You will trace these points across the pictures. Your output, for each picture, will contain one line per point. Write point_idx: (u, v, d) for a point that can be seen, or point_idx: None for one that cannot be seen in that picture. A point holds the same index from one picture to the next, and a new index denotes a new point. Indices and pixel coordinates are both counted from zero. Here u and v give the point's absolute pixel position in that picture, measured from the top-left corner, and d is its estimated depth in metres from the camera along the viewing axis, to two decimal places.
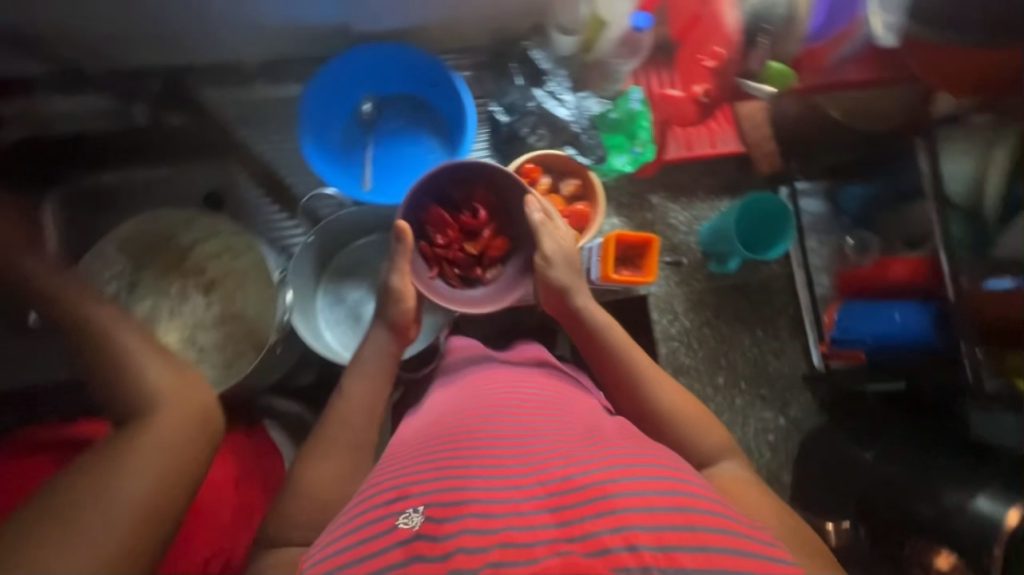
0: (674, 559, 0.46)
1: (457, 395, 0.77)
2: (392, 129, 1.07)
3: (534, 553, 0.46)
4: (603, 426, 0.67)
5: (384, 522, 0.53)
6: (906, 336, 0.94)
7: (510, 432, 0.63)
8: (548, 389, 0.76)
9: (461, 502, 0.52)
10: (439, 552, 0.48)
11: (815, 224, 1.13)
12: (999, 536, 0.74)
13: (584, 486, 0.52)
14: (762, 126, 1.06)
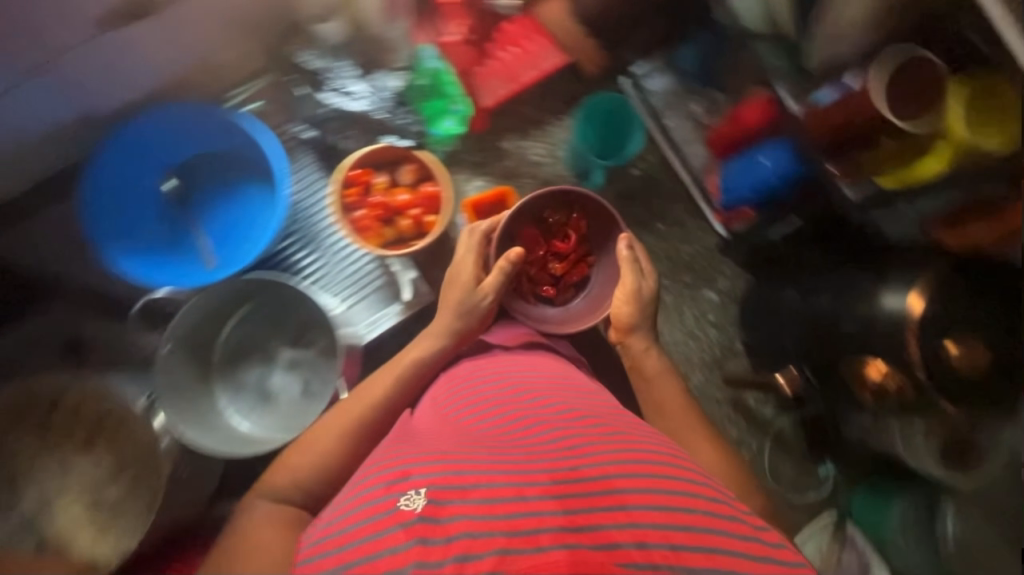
0: (678, 558, 0.50)
1: (456, 384, 0.78)
2: (205, 196, 0.98)
3: (539, 540, 0.47)
4: (606, 406, 0.71)
5: (383, 504, 0.54)
6: (775, 174, 0.94)
7: (516, 423, 0.65)
8: (546, 371, 0.78)
9: (464, 487, 0.53)
10: (440, 536, 0.50)
11: (668, 100, 1.08)
12: (906, 322, 0.76)
13: (594, 479, 0.54)
14: (569, 26, 0.99)
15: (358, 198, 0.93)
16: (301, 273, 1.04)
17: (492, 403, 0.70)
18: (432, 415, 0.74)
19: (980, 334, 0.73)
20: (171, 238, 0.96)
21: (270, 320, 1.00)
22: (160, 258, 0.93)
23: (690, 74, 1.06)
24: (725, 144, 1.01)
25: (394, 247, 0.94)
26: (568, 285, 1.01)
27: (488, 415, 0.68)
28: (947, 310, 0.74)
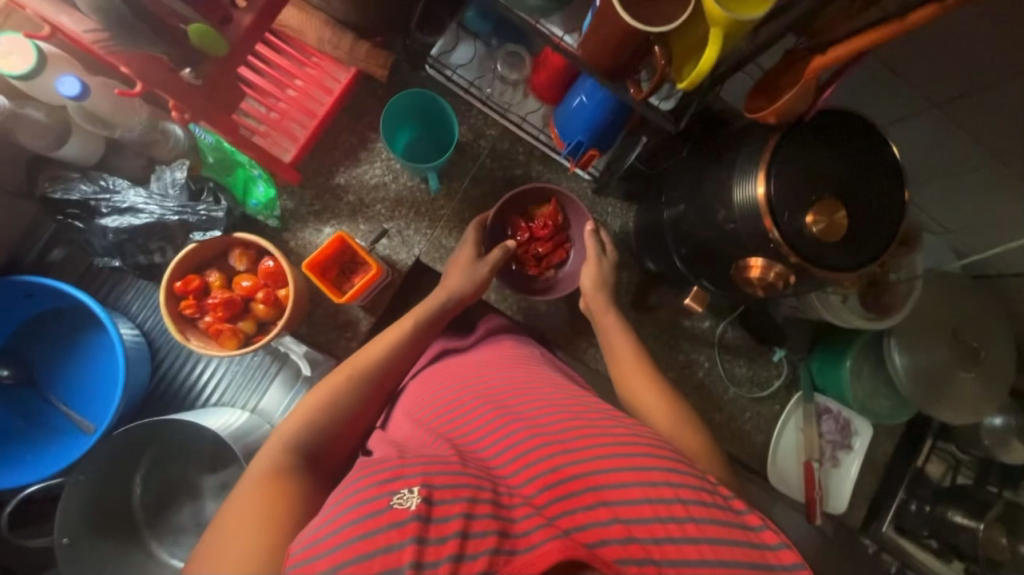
0: (665, 552, 0.47)
1: (426, 395, 0.73)
2: (46, 367, 0.91)
3: (531, 540, 0.45)
4: (576, 397, 0.68)
5: (375, 504, 0.46)
6: (601, 109, 0.89)
7: (494, 421, 0.61)
8: (514, 370, 0.74)
9: (458, 486, 0.48)
10: (436, 536, 0.44)
11: (477, 69, 1.00)
12: (760, 211, 0.73)
13: (576, 477, 0.51)
14: (337, 39, 0.92)
15: (197, 307, 0.86)
16: (188, 395, 0.98)
17: (468, 405, 0.65)
18: (404, 429, 0.68)
19: (828, 195, 0.72)
20: (27, 423, 0.88)
21: (175, 456, 0.94)
22: (29, 449, 0.87)
23: (486, 33, 0.98)
24: (550, 89, 0.97)
25: (259, 337, 0.89)
26: (550, 264, 1.05)
27: (465, 417, 0.63)
28: (790, 186, 0.72)
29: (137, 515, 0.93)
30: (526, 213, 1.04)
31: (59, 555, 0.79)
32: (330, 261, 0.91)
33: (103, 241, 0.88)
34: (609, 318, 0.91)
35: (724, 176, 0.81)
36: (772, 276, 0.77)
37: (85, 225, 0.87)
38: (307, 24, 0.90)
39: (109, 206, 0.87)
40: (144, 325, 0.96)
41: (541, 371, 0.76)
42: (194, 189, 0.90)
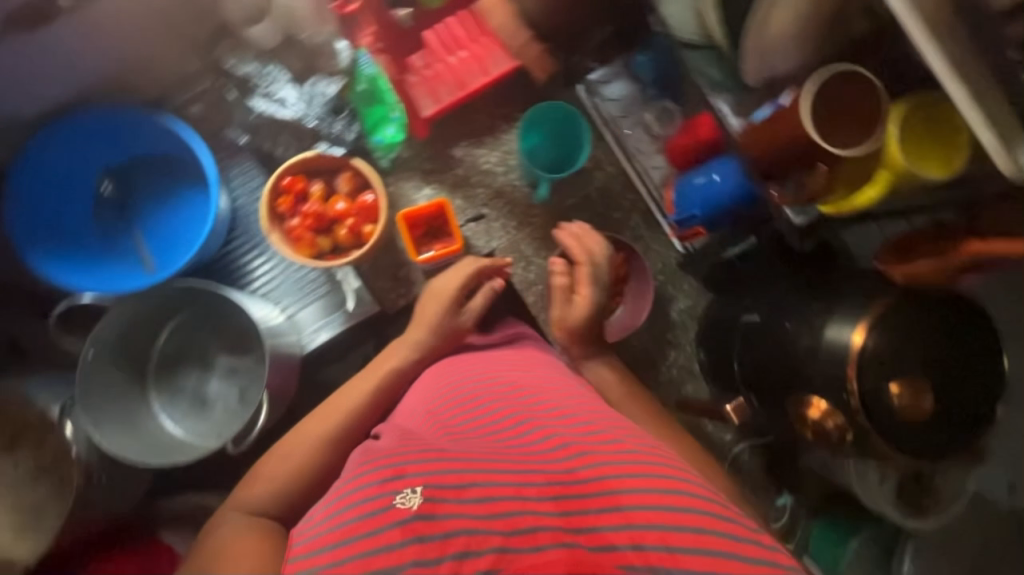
0: (676, 559, 0.49)
1: (437, 381, 0.76)
2: (142, 199, 0.97)
3: (537, 541, 0.49)
4: (594, 401, 0.69)
5: (380, 501, 0.52)
6: (728, 195, 0.89)
7: (507, 416, 0.64)
8: (534, 367, 0.75)
9: (461, 486, 0.53)
10: (438, 533, 0.50)
11: (625, 108, 1.03)
12: (846, 359, 0.71)
13: (589, 480, 0.54)
14: (516, 30, 0.94)
15: (292, 206, 0.91)
16: (246, 279, 1.03)
17: (482, 395, 0.68)
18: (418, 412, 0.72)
19: (923, 374, 0.69)
20: (107, 240, 0.95)
21: (207, 326, 0.99)
22: (91, 258, 0.93)
23: (649, 81, 1.00)
24: (682, 158, 0.95)
25: (330, 257, 0.92)
26: None
27: (476, 406, 0.67)
28: (890, 349, 0.69)
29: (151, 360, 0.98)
30: None
31: (80, 367, 0.85)
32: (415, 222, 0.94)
33: (245, 117, 0.98)
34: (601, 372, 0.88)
35: (815, 311, 0.78)
36: (830, 424, 0.74)
37: (236, 96, 0.95)
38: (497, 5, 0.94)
39: (264, 90, 0.94)
40: (235, 202, 1.01)
41: (565, 368, 0.78)
42: (336, 107, 0.95)
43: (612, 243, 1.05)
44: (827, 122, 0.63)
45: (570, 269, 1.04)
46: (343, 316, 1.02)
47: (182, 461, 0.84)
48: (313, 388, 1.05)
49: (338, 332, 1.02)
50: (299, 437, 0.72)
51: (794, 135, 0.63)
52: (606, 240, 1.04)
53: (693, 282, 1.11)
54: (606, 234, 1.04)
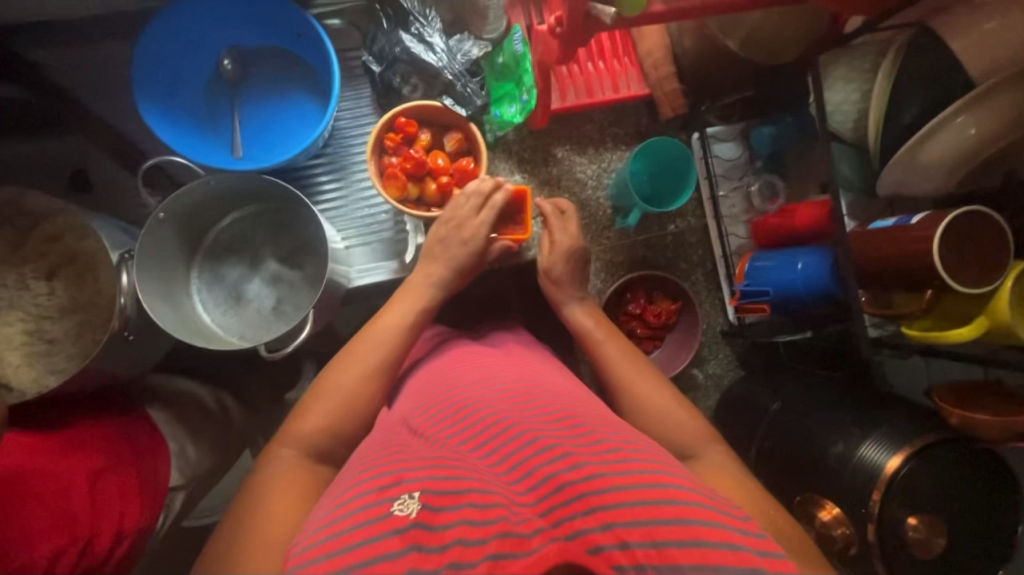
0: (665, 556, 0.42)
1: (430, 383, 0.70)
2: (256, 86, 0.97)
3: (531, 545, 0.42)
4: (581, 402, 0.63)
5: (374, 510, 0.45)
6: (806, 287, 0.88)
7: (495, 420, 0.58)
8: (523, 369, 0.70)
9: (457, 492, 0.47)
10: (436, 544, 0.43)
11: (728, 170, 1.05)
12: (876, 478, 0.72)
13: (573, 482, 0.47)
14: (664, 62, 0.97)
15: (396, 145, 0.89)
16: (317, 199, 1.03)
17: (470, 397, 0.62)
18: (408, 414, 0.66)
19: (941, 515, 0.70)
20: (210, 112, 0.95)
21: (269, 227, 0.99)
22: (186, 126, 0.93)
23: (761, 154, 1.03)
24: (769, 236, 0.97)
25: (410, 206, 0.90)
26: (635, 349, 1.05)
27: (464, 408, 0.60)
28: (918, 482, 0.70)
29: (205, 241, 0.97)
30: (651, 296, 1.05)
31: (148, 225, 0.82)
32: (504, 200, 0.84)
33: (386, 46, 0.92)
34: (584, 315, 0.83)
35: (857, 422, 0.79)
36: (839, 532, 0.74)
37: (386, 27, 0.91)
38: (653, 33, 0.97)
39: (416, 29, 0.90)
40: (337, 121, 1.03)
41: (551, 371, 0.73)
42: (472, 70, 0.95)
43: (671, 289, 1.05)
44: (951, 251, 0.65)
45: (625, 300, 1.04)
46: (393, 265, 1.00)
47: (214, 345, 0.84)
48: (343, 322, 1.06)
49: (384, 278, 1.00)
50: (348, 369, 0.69)
51: (914, 251, 0.66)
52: (667, 283, 1.04)
53: (729, 353, 1.12)
54: (669, 278, 1.04)
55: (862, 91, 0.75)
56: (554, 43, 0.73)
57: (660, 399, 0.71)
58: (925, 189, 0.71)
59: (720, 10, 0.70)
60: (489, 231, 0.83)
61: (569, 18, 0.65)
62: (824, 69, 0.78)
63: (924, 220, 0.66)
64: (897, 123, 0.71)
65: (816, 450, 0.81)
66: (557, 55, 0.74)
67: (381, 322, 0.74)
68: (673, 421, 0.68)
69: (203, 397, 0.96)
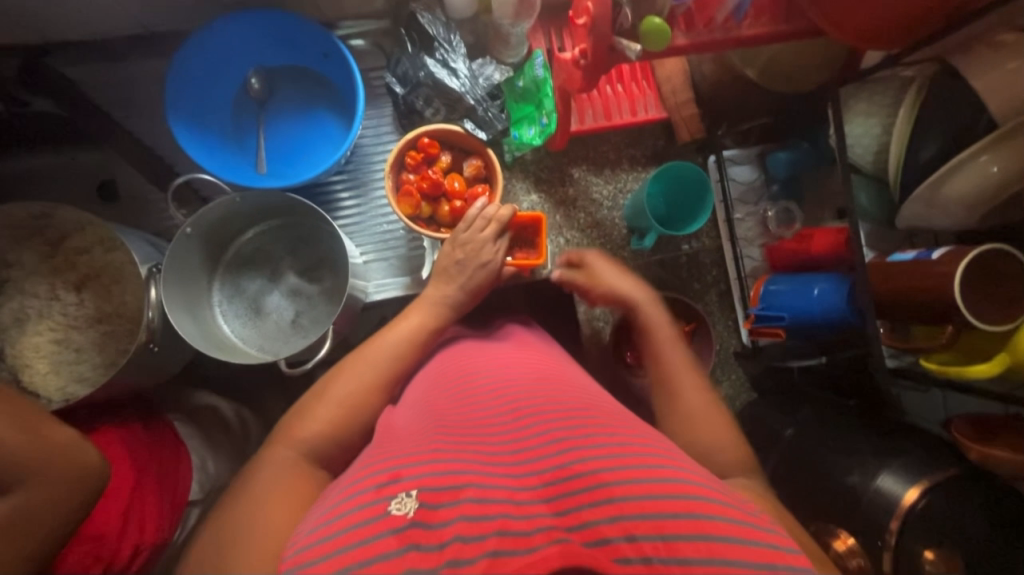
0: (673, 549, 0.41)
1: (441, 376, 0.70)
2: (283, 106, 1.00)
3: (531, 542, 0.41)
4: (591, 399, 0.62)
5: (372, 509, 0.45)
6: (823, 314, 0.88)
7: (503, 412, 0.57)
8: (534, 365, 0.69)
9: (457, 488, 0.46)
10: (435, 542, 0.42)
11: (744, 193, 1.06)
12: (893, 510, 0.71)
13: (580, 474, 0.47)
14: (682, 89, 1.00)
15: (417, 163, 0.91)
16: (337, 214, 1.05)
17: (481, 390, 0.62)
18: (417, 406, 0.66)
19: (959, 551, 0.70)
20: (238, 131, 0.98)
21: (290, 241, 1.01)
22: (213, 144, 0.95)
23: (777, 178, 1.04)
24: (785, 260, 0.98)
25: (422, 224, 0.92)
26: None
27: (474, 399, 0.60)
28: (937, 517, 0.70)
29: (227, 253, 0.99)
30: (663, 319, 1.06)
31: (177, 240, 0.84)
32: (511, 228, 0.87)
33: (410, 69, 0.94)
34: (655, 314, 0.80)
35: (871, 452, 0.79)
36: (854, 563, 0.71)
37: (411, 51, 0.93)
38: (673, 61, 1.00)
39: (440, 55, 0.92)
40: (360, 139, 1.05)
41: (560, 366, 0.72)
42: (493, 93, 0.97)
43: (684, 311, 1.06)
44: (970, 288, 0.66)
45: None
46: (409, 282, 1.02)
47: (233, 360, 0.85)
48: (357, 336, 1.08)
49: (399, 294, 1.02)
50: (365, 387, 0.70)
51: (935, 286, 0.66)
52: (680, 305, 1.05)
53: (741, 374, 1.12)
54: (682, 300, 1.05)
55: (881, 125, 0.76)
56: (577, 73, 0.74)
57: (711, 419, 0.69)
58: (943, 221, 0.72)
59: (741, 44, 0.72)
60: (503, 255, 0.84)
61: (593, 49, 0.66)
62: (843, 103, 0.79)
63: (944, 255, 0.66)
64: (916, 158, 0.72)
65: (830, 478, 0.81)
66: (579, 84, 0.75)
67: (384, 338, 0.75)
68: (720, 443, 0.67)
69: (220, 409, 0.98)
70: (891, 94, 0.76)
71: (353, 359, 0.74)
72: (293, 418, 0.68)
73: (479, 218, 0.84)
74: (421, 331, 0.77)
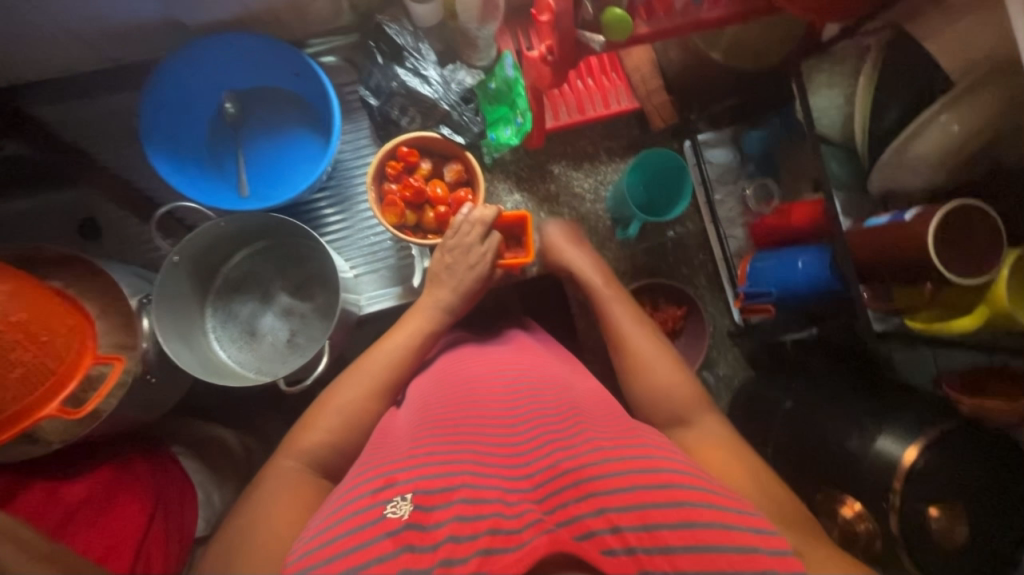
0: (657, 539, 0.42)
1: (434, 382, 0.71)
2: (259, 129, 1.00)
3: (521, 538, 0.42)
4: (582, 398, 0.64)
5: (368, 513, 0.46)
6: (809, 284, 0.89)
7: (495, 418, 0.58)
8: (526, 367, 0.70)
9: (450, 489, 0.47)
10: (429, 543, 0.43)
11: (722, 174, 1.08)
12: (895, 472, 0.72)
13: (570, 471, 0.48)
14: (651, 77, 1.02)
15: (397, 173, 0.92)
16: (322, 230, 1.05)
17: (476, 395, 0.62)
18: (409, 414, 0.66)
19: (960, 504, 0.71)
20: (217, 158, 0.99)
21: (279, 263, 1.01)
22: (193, 171, 0.95)
23: (752, 157, 1.06)
24: (768, 235, 0.99)
25: (408, 232, 0.93)
26: None
27: (469, 403, 0.60)
28: (937, 472, 0.71)
29: (216, 279, 0.99)
30: (655, 305, 1.08)
31: (164, 270, 0.84)
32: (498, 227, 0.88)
33: (382, 79, 0.94)
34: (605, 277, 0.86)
35: (870, 416, 0.80)
36: (862, 527, 0.76)
37: (381, 62, 0.94)
38: (640, 50, 1.03)
39: (411, 63, 0.93)
40: (340, 155, 1.06)
41: (551, 365, 0.73)
42: (467, 98, 0.98)
43: (675, 296, 1.08)
44: (946, 246, 0.67)
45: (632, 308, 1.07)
46: (401, 291, 1.03)
47: (231, 385, 0.86)
48: (353, 352, 1.08)
49: (392, 305, 1.03)
50: (362, 397, 0.70)
51: (912, 247, 0.67)
52: (672, 291, 1.07)
53: (737, 353, 1.14)
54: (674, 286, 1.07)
55: (845, 95, 0.78)
56: (546, 69, 0.75)
57: (663, 363, 0.73)
58: (913, 182, 0.74)
59: (702, 27, 0.74)
60: (494, 258, 0.85)
61: (560, 44, 0.67)
62: (807, 78, 0.81)
63: (917, 215, 0.68)
64: (882, 124, 0.73)
65: (829, 447, 0.82)
66: (549, 79, 0.76)
67: (368, 353, 0.75)
68: (678, 389, 0.70)
69: (223, 439, 0.98)
70: (851, 65, 0.78)
71: (348, 371, 0.74)
72: (298, 429, 0.68)
73: (466, 224, 0.85)
74: (414, 339, 0.77)
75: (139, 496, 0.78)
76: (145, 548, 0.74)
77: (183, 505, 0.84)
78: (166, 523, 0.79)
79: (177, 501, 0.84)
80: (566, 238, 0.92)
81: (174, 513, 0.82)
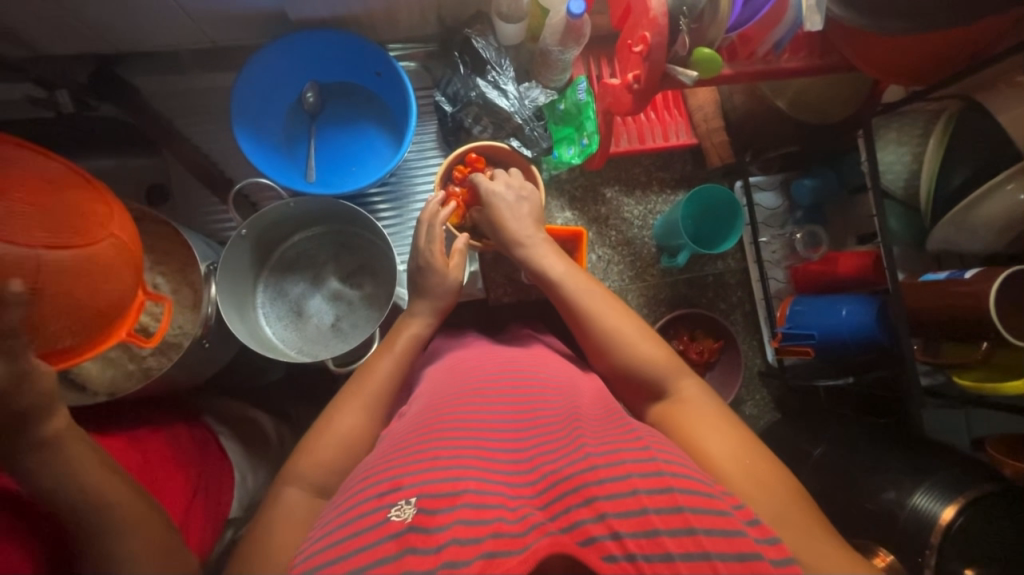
0: (658, 545, 0.42)
1: (439, 381, 0.70)
2: (335, 120, 1.05)
3: (524, 542, 0.42)
4: (587, 405, 0.63)
5: (373, 516, 0.46)
6: (852, 332, 0.90)
7: (496, 420, 0.58)
8: (535, 372, 0.70)
9: (455, 494, 0.46)
10: (431, 545, 0.42)
11: (769, 218, 1.12)
12: (933, 528, 0.72)
13: (570, 478, 0.47)
14: (713, 116, 1.07)
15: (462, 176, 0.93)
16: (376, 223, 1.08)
17: (480, 397, 0.62)
18: (413, 411, 0.66)
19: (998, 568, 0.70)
20: (293, 142, 1.03)
21: (333, 247, 1.04)
22: (270, 152, 1.00)
23: (801, 205, 1.09)
24: (810, 281, 1.01)
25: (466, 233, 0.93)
26: None
27: (470, 405, 0.60)
28: (974, 534, 0.71)
29: (272, 257, 1.02)
30: (694, 335, 1.09)
31: (232, 242, 0.87)
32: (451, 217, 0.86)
33: (462, 88, 0.99)
34: (555, 263, 0.76)
35: (907, 471, 0.80)
36: None
37: (463, 72, 0.99)
38: (705, 90, 1.07)
39: (492, 76, 0.98)
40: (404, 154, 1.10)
41: (562, 369, 0.74)
42: (538, 115, 1.02)
43: (713, 329, 1.09)
44: (1004, 308, 0.69)
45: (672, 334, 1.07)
46: None
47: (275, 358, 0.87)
48: None
49: None
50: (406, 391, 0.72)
51: (971, 305, 0.69)
52: (712, 322, 1.08)
53: (767, 394, 1.14)
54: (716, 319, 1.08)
55: (912, 154, 0.81)
56: (628, 97, 0.78)
57: (638, 340, 0.69)
58: (971, 243, 0.76)
59: (778, 75, 0.79)
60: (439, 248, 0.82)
61: (650, 74, 0.71)
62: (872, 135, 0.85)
63: (977, 275, 0.70)
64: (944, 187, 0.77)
65: (866, 499, 0.82)
66: (629, 106, 0.80)
67: (418, 343, 0.79)
68: (654, 363, 0.67)
69: (258, 418, 0.99)
70: (919, 127, 0.81)
71: (361, 372, 0.74)
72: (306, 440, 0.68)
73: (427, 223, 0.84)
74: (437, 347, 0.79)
75: (187, 464, 0.78)
76: (193, 511, 0.74)
77: (220, 475, 0.85)
78: (203, 499, 0.77)
79: (217, 472, 0.84)
80: (511, 206, 0.82)
81: (213, 486, 0.81)
